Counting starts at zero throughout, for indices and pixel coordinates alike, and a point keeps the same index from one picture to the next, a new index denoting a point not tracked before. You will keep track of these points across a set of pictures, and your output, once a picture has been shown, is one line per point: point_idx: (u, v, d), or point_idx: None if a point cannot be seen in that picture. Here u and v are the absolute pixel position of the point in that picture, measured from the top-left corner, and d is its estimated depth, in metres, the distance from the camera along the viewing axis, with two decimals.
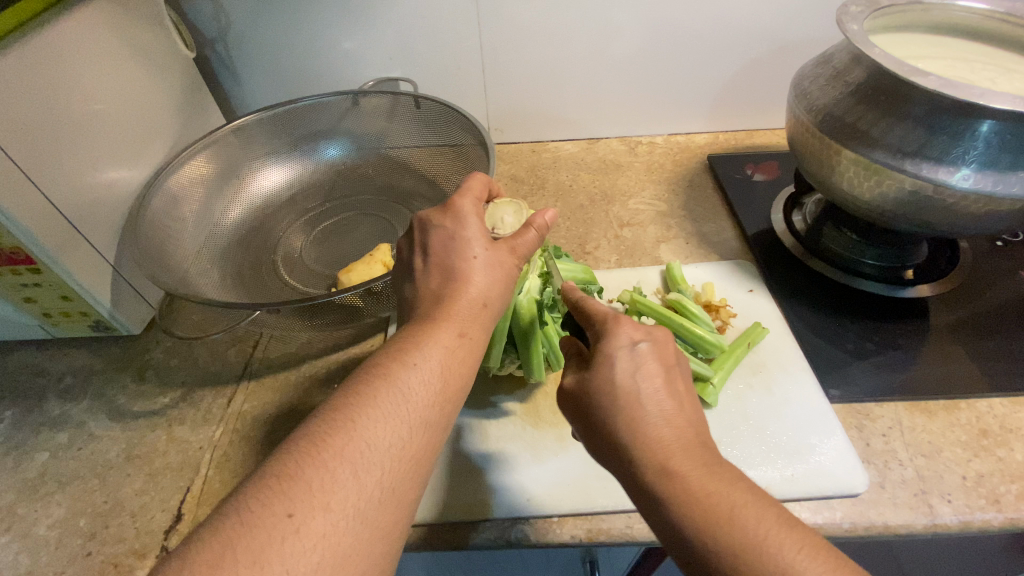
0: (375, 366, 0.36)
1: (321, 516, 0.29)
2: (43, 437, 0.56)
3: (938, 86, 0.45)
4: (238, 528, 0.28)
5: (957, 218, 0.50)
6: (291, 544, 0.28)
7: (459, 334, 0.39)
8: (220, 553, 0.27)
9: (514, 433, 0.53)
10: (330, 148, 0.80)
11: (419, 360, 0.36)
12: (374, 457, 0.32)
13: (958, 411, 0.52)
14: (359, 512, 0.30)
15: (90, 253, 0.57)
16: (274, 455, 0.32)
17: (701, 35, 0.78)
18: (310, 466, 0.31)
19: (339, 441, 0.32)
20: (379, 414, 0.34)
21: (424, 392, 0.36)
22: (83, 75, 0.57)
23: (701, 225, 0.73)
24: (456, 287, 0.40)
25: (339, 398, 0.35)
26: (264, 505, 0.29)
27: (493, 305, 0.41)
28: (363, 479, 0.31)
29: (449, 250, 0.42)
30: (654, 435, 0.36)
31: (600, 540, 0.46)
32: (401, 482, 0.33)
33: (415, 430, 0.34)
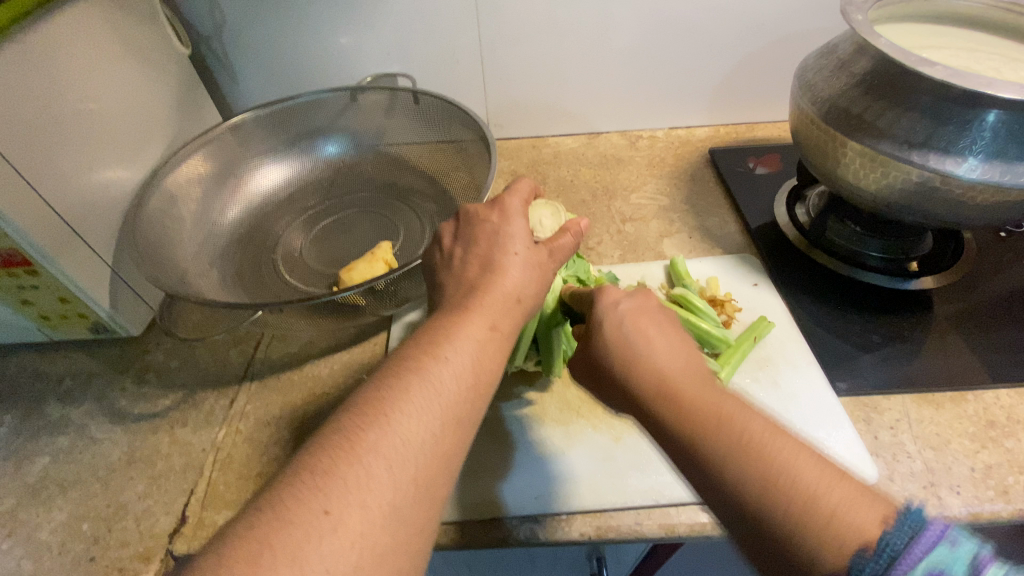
0: (406, 358, 0.35)
1: (357, 512, 0.28)
2: (43, 441, 0.55)
3: (946, 76, 0.44)
4: (272, 527, 0.27)
5: (963, 209, 0.49)
6: (328, 542, 0.27)
7: (491, 326, 0.38)
8: (255, 552, 0.26)
9: (519, 430, 0.52)
10: (329, 145, 0.79)
11: (451, 353, 0.35)
12: (409, 453, 0.31)
13: (965, 402, 0.52)
14: (395, 509, 0.29)
15: (86, 254, 0.56)
16: (305, 451, 0.31)
17: (702, 29, 0.77)
18: (345, 462, 0.30)
19: (372, 437, 0.31)
20: (413, 409, 0.32)
21: (457, 386, 0.34)
22: (77, 73, 0.56)
23: (704, 219, 0.72)
24: (487, 282, 0.40)
25: (370, 390, 0.33)
26: (299, 502, 0.28)
27: (525, 302, 0.40)
28: (399, 476, 0.30)
29: (492, 244, 0.42)
30: (651, 365, 0.37)
31: (609, 537, 0.45)
32: (436, 479, 0.32)
33: (448, 426, 0.33)
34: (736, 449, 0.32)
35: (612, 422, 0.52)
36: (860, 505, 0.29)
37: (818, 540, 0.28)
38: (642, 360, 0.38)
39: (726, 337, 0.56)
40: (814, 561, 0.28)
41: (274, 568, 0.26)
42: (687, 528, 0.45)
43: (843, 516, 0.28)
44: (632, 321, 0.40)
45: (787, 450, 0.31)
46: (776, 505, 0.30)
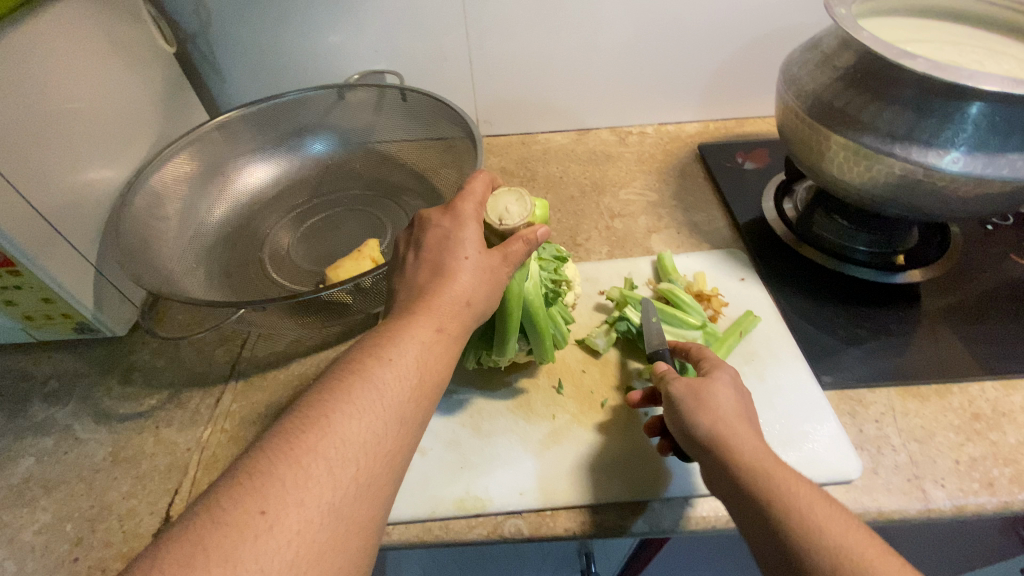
0: (351, 363, 0.36)
1: (294, 512, 0.29)
2: (28, 442, 0.55)
3: (927, 68, 0.44)
4: (209, 529, 0.28)
5: (946, 202, 0.50)
6: (264, 541, 0.28)
7: (437, 329, 0.38)
8: (191, 552, 0.27)
9: (506, 426, 0.52)
10: (316, 143, 0.79)
11: (395, 355, 0.36)
12: (349, 452, 0.32)
13: (950, 395, 0.52)
14: (334, 507, 0.30)
15: (70, 254, 0.56)
16: (247, 456, 0.31)
17: (690, 25, 0.77)
18: (284, 463, 0.30)
19: (312, 438, 0.31)
20: (353, 409, 0.33)
21: (400, 386, 0.35)
22: (61, 72, 0.56)
23: (692, 214, 0.72)
24: (438, 285, 0.40)
25: (315, 394, 0.34)
26: (236, 503, 0.28)
27: (477, 305, 0.41)
28: (338, 475, 0.31)
29: (442, 248, 0.42)
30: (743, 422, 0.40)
31: (594, 533, 0.45)
32: (378, 477, 0.32)
33: (390, 425, 0.34)
34: (828, 511, 0.34)
35: (598, 418, 0.52)
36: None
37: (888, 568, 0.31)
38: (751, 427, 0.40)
39: (711, 330, 0.56)
40: None
41: (208, 569, 0.26)
42: (671, 523, 0.46)
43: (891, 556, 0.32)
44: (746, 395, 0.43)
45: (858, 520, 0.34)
46: (856, 565, 0.31)
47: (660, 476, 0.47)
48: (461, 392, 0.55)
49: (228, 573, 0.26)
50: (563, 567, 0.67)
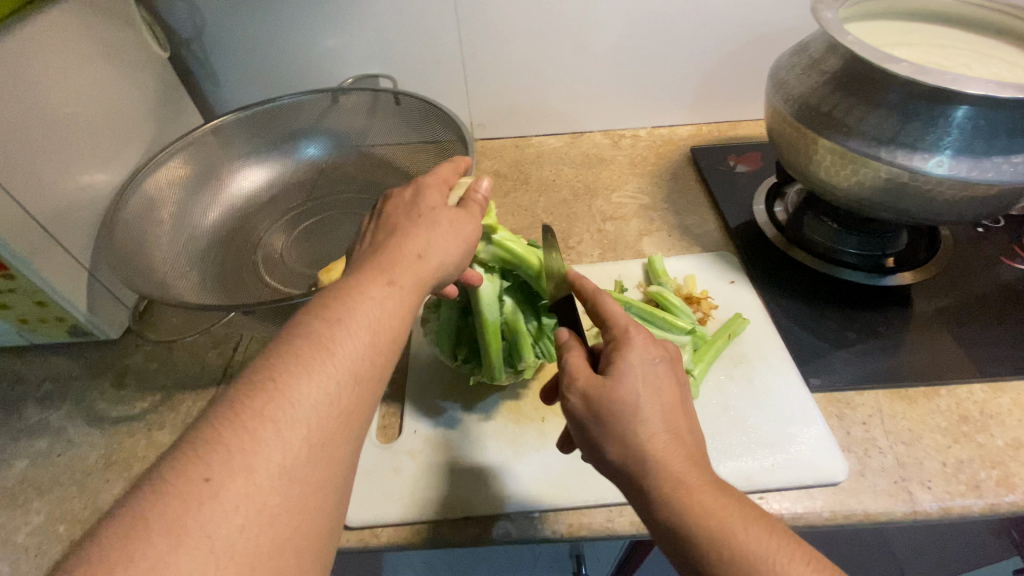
0: (297, 327, 0.34)
1: (242, 477, 0.27)
2: (21, 444, 0.55)
3: (911, 72, 0.45)
4: (152, 500, 0.26)
5: (933, 205, 0.50)
6: (211, 508, 0.26)
7: (389, 284, 0.37)
8: (133, 525, 0.25)
9: (494, 430, 0.52)
10: (310, 147, 0.79)
11: (344, 315, 0.35)
12: (299, 414, 0.30)
13: (938, 398, 0.52)
14: (286, 471, 0.29)
15: (64, 258, 0.57)
16: (191, 427, 0.30)
17: (682, 28, 0.77)
18: (229, 430, 0.29)
19: (258, 403, 0.30)
20: (303, 370, 0.32)
21: (353, 345, 0.34)
22: (55, 78, 0.56)
23: (684, 217, 0.73)
24: (391, 245, 0.40)
25: (260, 358, 0.32)
26: (180, 473, 0.27)
27: (430, 258, 0.40)
28: (289, 436, 0.29)
29: (404, 214, 0.43)
30: (669, 447, 0.35)
31: (581, 535, 0.46)
32: (332, 437, 0.31)
33: (343, 384, 0.32)
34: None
35: None
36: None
37: None
38: (672, 442, 0.35)
39: (700, 332, 0.55)
40: None
41: (152, 541, 0.25)
42: None
43: None
44: (666, 387, 0.38)
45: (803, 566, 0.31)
46: None
47: None
48: (452, 397, 0.55)
49: (174, 542, 0.25)
50: (555, 569, 0.67)
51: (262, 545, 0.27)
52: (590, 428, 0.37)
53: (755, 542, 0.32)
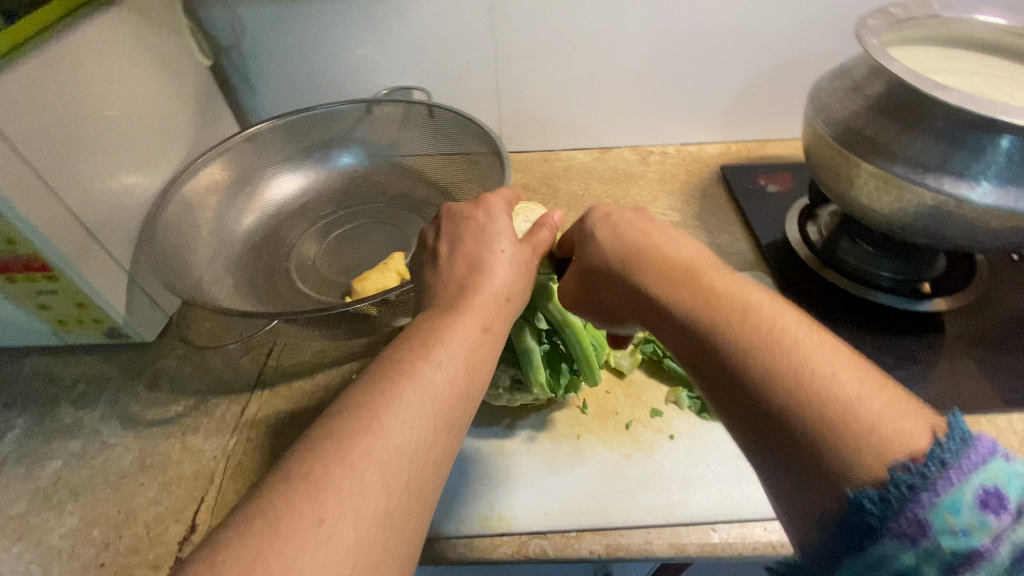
0: (397, 364, 0.34)
1: (351, 519, 0.28)
2: (55, 445, 0.55)
3: (961, 101, 0.45)
4: (266, 537, 0.27)
5: (977, 233, 0.50)
6: (324, 550, 0.27)
7: (482, 330, 0.37)
8: (250, 561, 0.26)
9: (531, 447, 0.52)
10: (342, 156, 0.80)
11: (443, 358, 0.35)
12: (402, 458, 0.31)
13: (978, 427, 0.51)
14: (388, 515, 0.29)
15: (104, 259, 0.57)
16: (295, 460, 0.30)
17: (713, 47, 0.78)
18: (338, 468, 0.29)
19: (365, 443, 0.30)
20: (405, 414, 0.32)
21: (449, 390, 0.34)
22: (102, 83, 0.57)
23: (715, 236, 0.73)
24: (477, 282, 0.40)
25: (361, 394, 0.33)
26: (292, 510, 0.27)
27: (514, 301, 0.41)
28: (392, 482, 0.30)
29: (479, 242, 0.43)
30: (658, 257, 0.38)
31: (619, 556, 0.45)
32: (426, 482, 0.31)
33: (439, 431, 0.33)
34: (776, 357, 0.30)
35: (622, 439, 0.52)
36: (908, 427, 0.27)
37: (857, 441, 0.27)
38: (653, 259, 0.38)
39: None
40: (847, 465, 0.27)
41: None
42: (696, 549, 0.45)
43: (887, 420, 0.27)
44: (628, 225, 0.41)
45: (819, 354, 0.30)
46: (813, 414, 0.28)
47: (683, 499, 0.47)
48: (486, 410, 0.55)
49: None
50: None
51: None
52: (588, 285, 0.43)
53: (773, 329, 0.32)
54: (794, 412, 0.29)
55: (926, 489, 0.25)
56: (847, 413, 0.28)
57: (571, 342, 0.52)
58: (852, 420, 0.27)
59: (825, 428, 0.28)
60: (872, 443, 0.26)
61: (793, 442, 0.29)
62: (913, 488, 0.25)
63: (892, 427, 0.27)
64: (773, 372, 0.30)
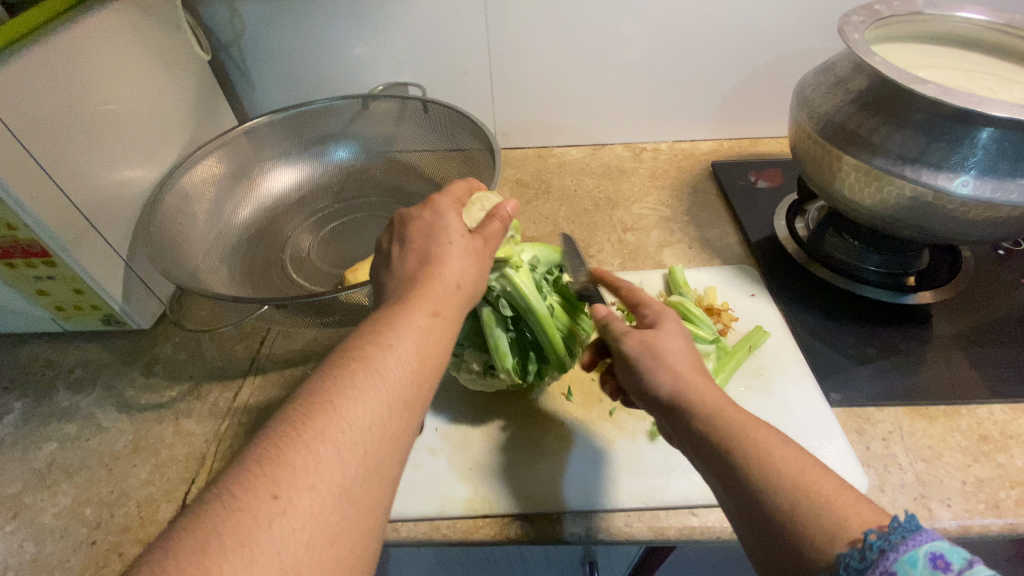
0: (350, 350, 0.35)
1: (306, 496, 0.29)
2: (52, 427, 0.57)
3: (939, 93, 0.45)
4: (222, 515, 0.27)
5: (957, 225, 0.50)
6: (278, 525, 0.28)
7: (433, 313, 0.39)
8: (206, 540, 0.26)
9: (515, 432, 0.53)
10: (339, 150, 0.81)
11: (394, 341, 0.36)
12: (357, 437, 0.32)
13: (958, 417, 0.52)
14: (344, 490, 0.30)
15: (101, 247, 0.58)
16: (254, 443, 0.31)
17: (705, 45, 0.79)
18: (294, 448, 0.30)
19: (320, 424, 0.31)
20: (358, 394, 0.33)
21: (402, 371, 0.35)
22: (103, 78, 0.59)
23: (704, 230, 0.74)
24: (431, 271, 0.41)
25: (317, 380, 0.34)
26: (247, 489, 0.28)
27: (466, 287, 0.42)
28: (346, 458, 0.31)
29: (427, 238, 0.43)
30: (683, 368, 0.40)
31: (599, 538, 0.46)
32: (382, 458, 0.33)
33: (393, 410, 0.34)
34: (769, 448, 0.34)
35: (606, 425, 0.53)
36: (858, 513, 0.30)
37: (820, 519, 0.30)
38: (681, 369, 0.40)
39: (721, 342, 0.56)
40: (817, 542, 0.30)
41: (226, 556, 0.26)
42: (675, 532, 0.46)
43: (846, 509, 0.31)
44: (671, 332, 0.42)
45: (800, 458, 0.34)
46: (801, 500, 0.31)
47: (663, 483, 0.48)
48: (473, 398, 0.56)
49: (247, 558, 0.26)
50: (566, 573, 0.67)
51: (324, 564, 0.28)
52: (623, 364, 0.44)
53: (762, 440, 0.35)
54: (767, 504, 0.32)
55: (889, 552, 0.28)
56: (810, 495, 0.31)
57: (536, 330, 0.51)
58: (814, 500, 0.31)
59: (791, 522, 0.31)
60: (824, 538, 0.30)
61: (769, 530, 0.32)
62: (883, 550, 0.28)
63: (848, 514, 0.30)
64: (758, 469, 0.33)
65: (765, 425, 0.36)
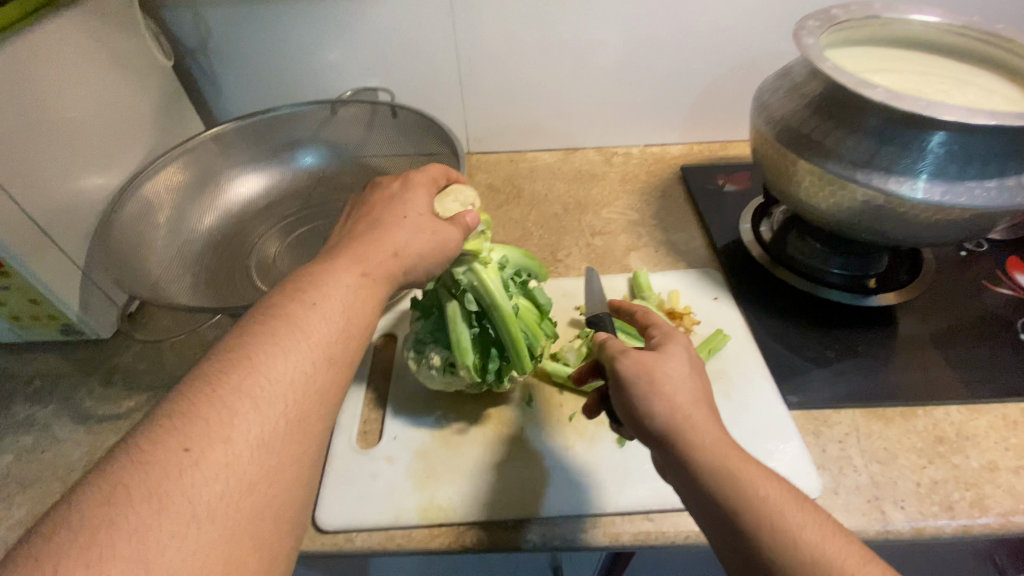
0: (273, 310, 0.36)
1: (221, 447, 0.29)
2: (7, 440, 0.56)
3: (886, 98, 0.46)
4: (132, 468, 0.27)
5: (910, 227, 0.51)
6: (190, 474, 0.28)
7: (359, 275, 0.40)
8: (114, 490, 0.26)
9: (473, 438, 0.52)
10: (307, 156, 0.81)
11: (317, 301, 0.37)
12: (276, 392, 0.32)
13: (915, 418, 0.52)
14: (263, 441, 0.30)
15: (57, 256, 0.58)
16: (170, 402, 0.31)
17: (674, 50, 0.80)
18: (208, 404, 0.30)
19: (236, 380, 0.31)
20: (278, 350, 0.33)
21: (325, 328, 0.36)
22: (60, 85, 0.58)
23: (672, 234, 0.74)
24: (372, 238, 0.43)
25: (235, 339, 0.34)
26: (158, 442, 0.28)
27: (405, 256, 0.43)
28: (265, 410, 0.31)
29: (387, 207, 0.46)
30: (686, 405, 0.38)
31: (555, 545, 0.46)
32: (305, 412, 0.33)
33: (317, 367, 0.34)
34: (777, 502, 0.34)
35: (566, 431, 0.53)
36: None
37: None
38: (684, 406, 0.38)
39: None
40: None
41: (133, 505, 0.26)
42: (630, 537, 0.46)
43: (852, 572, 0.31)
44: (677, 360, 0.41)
45: (801, 510, 0.34)
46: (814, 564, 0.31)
47: (620, 490, 0.48)
48: (434, 404, 0.56)
49: (156, 506, 0.26)
50: None
51: (241, 512, 0.28)
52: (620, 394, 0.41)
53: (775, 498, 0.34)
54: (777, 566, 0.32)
55: None
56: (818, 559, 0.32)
57: (498, 326, 0.51)
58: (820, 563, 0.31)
59: None
60: None
61: None
62: None
63: None
64: (766, 530, 0.33)
65: (767, 473, 0.36)
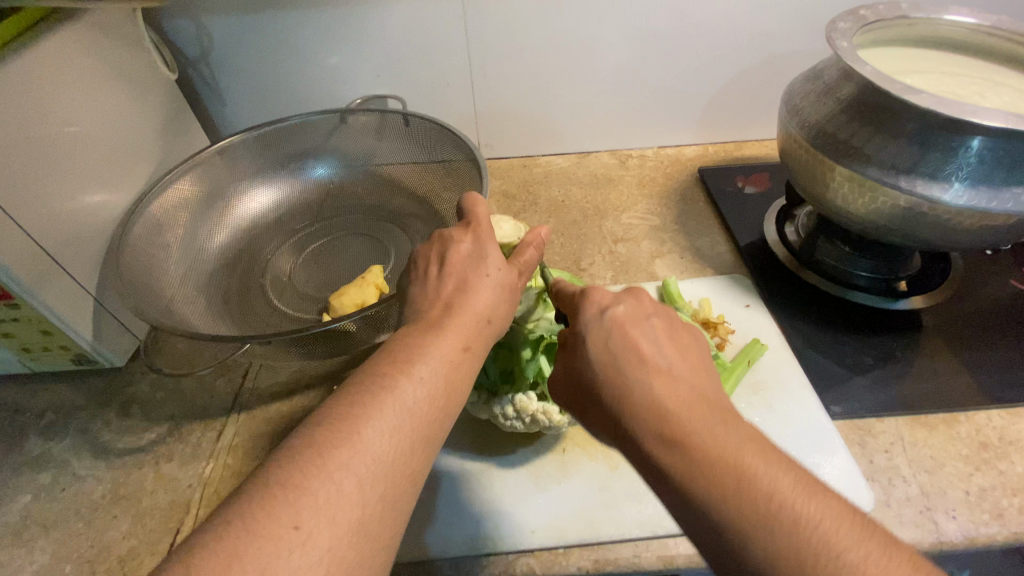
0: (378, 376, 0.34)
1: (327, 526, 0.28)
2: (24, 478, 0.53)
3: (931, 103, 0.45)
4: (243, 538, 0.26)
5: (950, 233, 0.50)
6: (297, 555, 0.27)
7: (463, 348, 0.37)
8: (227, 562, 0.26)
9: (516, 461, 0.51)
10: (318, 167, 0.78)
11: (423, 373, 0.34)
12: (378, 469, 0.31)
13: (957, 424, 0.52)
14: (362, 524, 0.29)
15: (68, 284, 0.55)
16: (274, 463, 0.30)
17: (688, 50, 0.78)
18: (315, 475, 0.29)
19: (341, 454, 0.30)
20: (382, 426, 0.32)
21: (426, 405, 0.34)
22: (63, 101, 0.55)
23: (695, 239, 0.73)
24: (461, 299, 0.39)
25: (339, 402, 0.32)
26: (269, 514, 0.27)
27: (496, 322, 0.40)
28: (367, 491, 0.30)
29: (466, 263, 0.41)
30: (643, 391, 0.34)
31: (608, 570, 0.45)
32: (400, 495, 0.31)
33: (415, 446, 0.33)
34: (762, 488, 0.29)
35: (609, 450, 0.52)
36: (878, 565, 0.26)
37: None
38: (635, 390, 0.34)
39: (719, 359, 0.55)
40: None
41: None
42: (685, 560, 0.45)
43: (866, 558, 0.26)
44: (622, 334, 0.37)
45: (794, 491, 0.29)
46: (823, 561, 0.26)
47: None
48: (470, 427, 0.54)
49: None
50: None
51: None
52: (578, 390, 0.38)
53: (768, 486, 0.29)
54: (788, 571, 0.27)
55: None
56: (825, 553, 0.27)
57: None
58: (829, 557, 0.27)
59: None
60: None
61: None
62: None
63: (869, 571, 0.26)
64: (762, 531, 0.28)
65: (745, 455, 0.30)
